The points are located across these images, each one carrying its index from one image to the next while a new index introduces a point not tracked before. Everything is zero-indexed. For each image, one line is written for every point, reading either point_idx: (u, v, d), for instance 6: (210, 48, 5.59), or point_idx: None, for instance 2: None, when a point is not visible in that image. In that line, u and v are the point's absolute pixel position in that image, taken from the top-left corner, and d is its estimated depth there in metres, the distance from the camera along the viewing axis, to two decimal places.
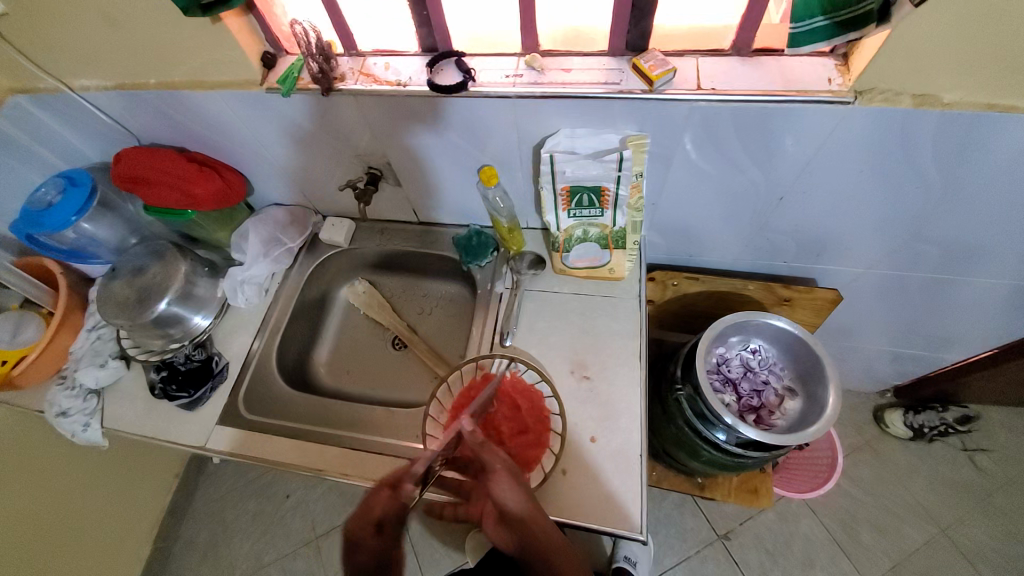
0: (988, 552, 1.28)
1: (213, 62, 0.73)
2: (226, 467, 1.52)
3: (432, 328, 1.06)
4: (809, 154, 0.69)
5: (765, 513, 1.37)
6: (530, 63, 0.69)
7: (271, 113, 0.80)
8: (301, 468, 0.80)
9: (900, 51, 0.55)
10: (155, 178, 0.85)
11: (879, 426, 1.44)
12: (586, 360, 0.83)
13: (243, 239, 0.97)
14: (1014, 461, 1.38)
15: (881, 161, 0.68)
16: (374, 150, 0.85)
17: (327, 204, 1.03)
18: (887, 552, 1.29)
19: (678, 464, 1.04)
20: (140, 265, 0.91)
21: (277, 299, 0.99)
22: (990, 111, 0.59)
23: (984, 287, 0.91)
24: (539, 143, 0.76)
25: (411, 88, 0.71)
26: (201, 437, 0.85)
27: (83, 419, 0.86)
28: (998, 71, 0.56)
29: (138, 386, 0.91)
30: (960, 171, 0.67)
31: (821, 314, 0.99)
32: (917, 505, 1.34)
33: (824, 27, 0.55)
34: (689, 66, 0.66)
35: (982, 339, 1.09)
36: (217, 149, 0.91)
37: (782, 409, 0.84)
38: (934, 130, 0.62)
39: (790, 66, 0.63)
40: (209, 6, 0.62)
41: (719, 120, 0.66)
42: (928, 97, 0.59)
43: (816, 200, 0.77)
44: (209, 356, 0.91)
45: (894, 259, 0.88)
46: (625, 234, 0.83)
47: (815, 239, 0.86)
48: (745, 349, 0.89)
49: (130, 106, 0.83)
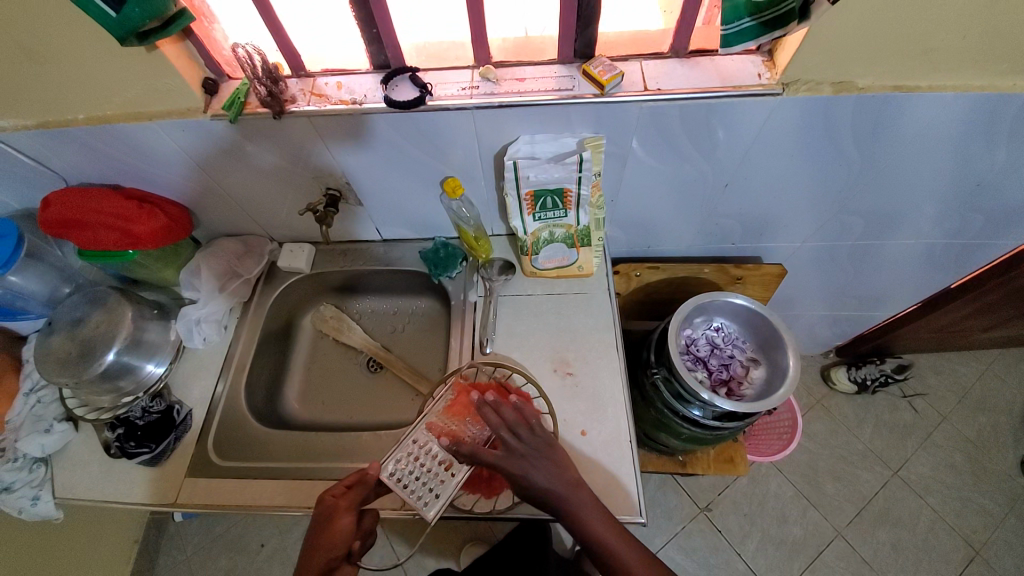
0: (933, 483, 1.43)
1: (153, 91, 0.70)
2: (191, 524, 1.42)
3: (406, 346, 1.05)
4: (749, 143, 0.75)
5: (739, 479, 1.45)
6: (484, 75, 0.71)
7: (220, 141, 0.77)
8: (290, 508, 0.76)
9: (820, 44, 0.63)
10: (90, 219, 0.78)
11: (828, 385, 1.57)
12: (567, 356, 0.85)
13: (194, 275, 0.93)
14: (944, 399, 1.55)
15: (810, 143, 0.75)
16: (333, 171, 0.84)
17: (283, 231, 1.00)
18: (850, 498, 1.41)
19: (659, 445, 1.08)
20: (78, 315, 0.84)
21: (239, 334, 0.94)
22: (897, 91, 0.68)
23: (903, 248, 1.03)
24: (499, 151, 0.79)
25: (367, 106, 0.71)
26: (169, 494, 0.79)
27: (31, 492, 0.79)
28: (898, 57, 0.64)
29: (90, 449, 0.83)
30: (876, 146, 0.76)
31: (769, 288, 1.07)
32: (869, 451, 1.48)
33: (751, 27, 0.60)
34: (634, 69, 0.70)
35: (905, 295, 1.22)
36: (157, 184, 0.86)
37: (749, 378, 0.90)
38: (853, 111, 0.70)
39: (723, 64, 0.69)
40: (146, 35, 0.60)
41: (668, 116, 0.71)
42: (845, 84, 0.68)
43: (757, 185, 0.84)
44: (169, 406, 0.85)
45: (826, 231, 0.98)
46: (589, 232, 0.86)
47: (760, 220, 0.94)
48: (709, 328, 0.96)
49: (55, 143, 0.77)
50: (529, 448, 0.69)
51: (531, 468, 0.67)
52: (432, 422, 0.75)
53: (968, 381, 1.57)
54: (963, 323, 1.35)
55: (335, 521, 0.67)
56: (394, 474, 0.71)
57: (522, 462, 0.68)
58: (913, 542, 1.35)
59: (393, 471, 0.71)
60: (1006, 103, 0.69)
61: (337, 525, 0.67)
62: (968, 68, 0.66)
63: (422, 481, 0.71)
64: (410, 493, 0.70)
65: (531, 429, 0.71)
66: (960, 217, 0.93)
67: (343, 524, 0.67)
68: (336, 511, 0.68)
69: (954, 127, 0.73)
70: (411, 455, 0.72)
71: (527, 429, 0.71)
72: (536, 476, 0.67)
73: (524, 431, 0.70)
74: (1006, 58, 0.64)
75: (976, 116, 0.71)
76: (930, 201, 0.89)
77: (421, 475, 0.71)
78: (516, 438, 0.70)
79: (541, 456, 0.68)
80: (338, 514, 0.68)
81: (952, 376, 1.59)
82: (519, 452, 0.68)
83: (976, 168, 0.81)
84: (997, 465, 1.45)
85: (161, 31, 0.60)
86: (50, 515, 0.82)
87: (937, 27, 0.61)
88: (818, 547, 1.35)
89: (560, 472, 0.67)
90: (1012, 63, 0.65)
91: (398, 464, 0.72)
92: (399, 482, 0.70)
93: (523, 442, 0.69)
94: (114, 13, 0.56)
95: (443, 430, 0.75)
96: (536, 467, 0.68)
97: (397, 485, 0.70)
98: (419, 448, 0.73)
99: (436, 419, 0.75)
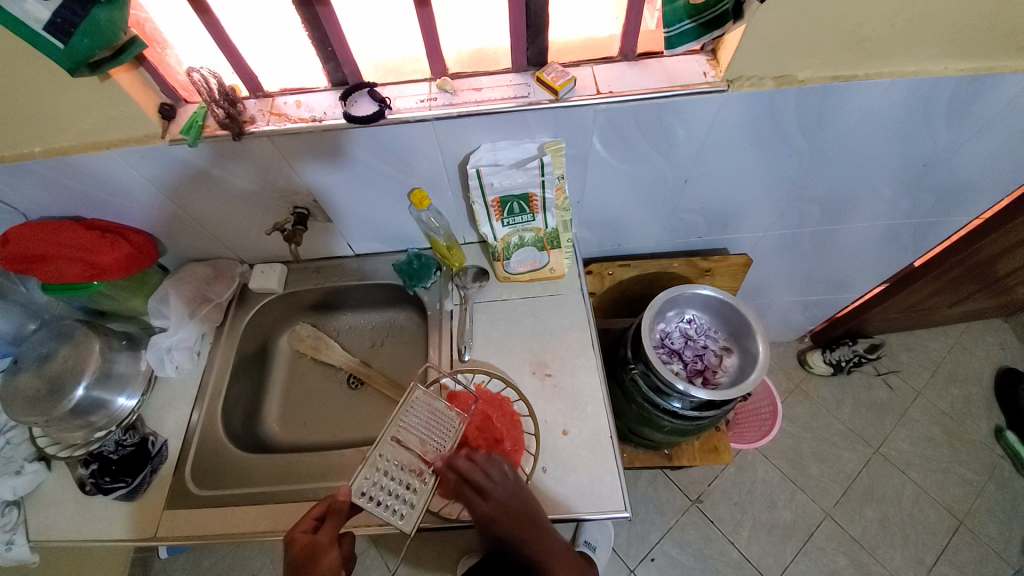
0: (914, 458, 1.47)
1: (110, 120, 0.70)
2: (176, 561, 1.38)
3: (386, 360, 1.05)
4: (702, 139, 0.78)
5: (727, 469, 1.47)
6: (441, 86, 0.72)
7: (181, 166, 0.77)
8: (272, 533, 0.75)
9: (758, 40, 0.66)
10: (52, 253, 0.77)
11: (806, 368, 1.61)
12: (544, 359, 0.86)
13: (163, 302, 0.91)
14: (917, 374, 1.60)
15: (761, 136, 0.79)
16: (300, 189, 0.84)
17: (253, 253, 1.00)
18: (835, 478, 1.44)
19: (644, 439, 1.09)
20: (44, 351, 0.82)
21: (212, 360, 0.93)
22: (835, 81, 0.71)
23: (862, 231, 1.07)
24: (463, 161, 0.80)
25: (328, 123, 0.71)
26: (149, 527, 0.77)
27: (4, 537, 0.76)
28: (834, 50, 0.68)
29: (65, 488, 0.81)
30: (823, 134, 0.80)
31: (737, 277, 1.11)
32: (850, 430, 1.51)
33: (691, 29, 0.63)
34: (586, 74, 0.73)
35: (871, 277, 1.27)
36: (119, 212, 0.85)
37: (723, 367, 0.93)
38: (798, 103, 0.74)
39: (670, 65, 0.72)
40: (98, 64, 0.60)
41: (622, 117, 0.73)
42: (787, 77, 0.71)
43: (715, 179, 0.87)
44: (144, 438, 0.84)
45: (786, 219, 1.01)
46: (558, 234, 0.88)
47: (721, 213, 0.97)
48: (682, 321, 0.98)
49: (13, 179, 0.76)
50: (504, 494, 0.69)
51: (508, 517, 0.68)
52: (397, 435, 0.73)
53: (939, 356, 1.63)
54: (929, 300, 1.40)
55: (322, 558, 0.64)
56: (364, 492, 0.68)
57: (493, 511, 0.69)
58: (900, 517, 1.39)
59: (362, 490, 0.68)
60: (940, 86, 0.73)
61: (325, 562, 0.63)
62: (899, 56, 0.69)
63: (396, 494, 0.69)
64: (383, 509, 0.67)
65: (505, 475, 0.71)
66: (912, 197, 0.97)
67: (331, 557, 0.64)
68: (319, 548, 0.64)
69: (895, 112, 0.77)
70: (379, 470, 0.70)
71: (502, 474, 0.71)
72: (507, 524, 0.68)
73: (500, 472, 0.71)
74: (935, 43, 0.68)
75: (914, 100, 0.75)
76: (883, 184, 0.93)
77: (393, 488, 0.69)
78: (494, 484, 0.70)
79: (512, 504, 0.69)
80: (323, 550, 0.64)
81: (923, 351, 1.64)
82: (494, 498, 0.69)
83: (921, 149, 0.85)
84: (973, 436, 1.50)
85: (112, 60, 0.60)
86: (25, 559, 0.79)
87: (866, 19, 0.64)
88: (808, 529, 1.38)
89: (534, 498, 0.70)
90: (940, 49, 0.69)
91: (368, 483, 0.69)
92: (371, 501, 0.68)
93: (500, 484, 0.70)
94: (62, 45, 0.56)
95: (410, 441, 0.73)
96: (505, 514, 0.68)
97: (370, 504, 0.68)
98: (387, 463, 0.71)
99: (400, 430, 0.73)
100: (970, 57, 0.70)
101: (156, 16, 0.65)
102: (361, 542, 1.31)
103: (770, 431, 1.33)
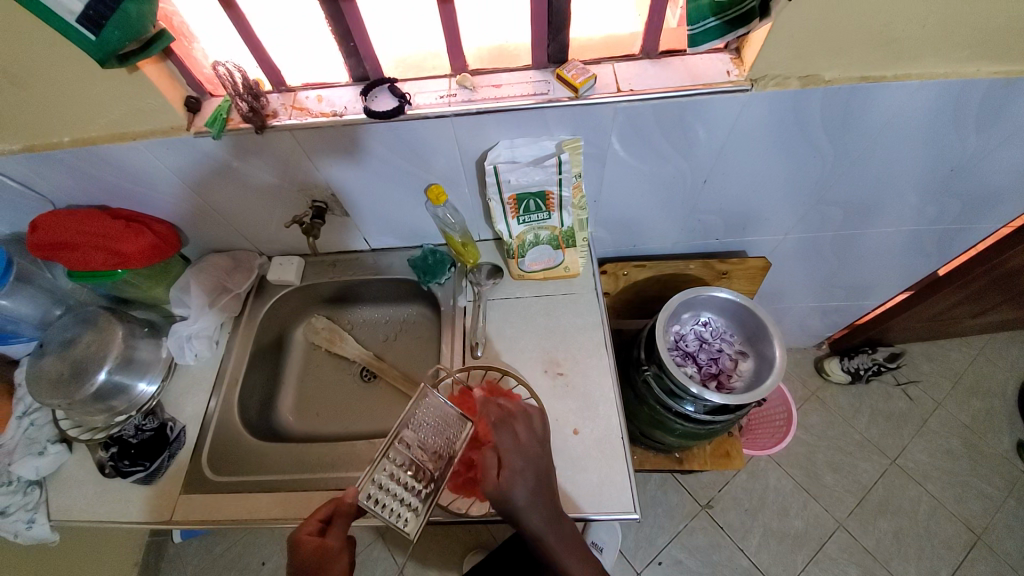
0: (933, 470, 1.43)
1: (137, 111, 0.72)
2: (190, 546, 1.40)
3: (398, 354, 1.06)
4: (722, 139, 0.77)
5: (738, 475, 1.45)
6: (461, 83, 0.72)
7: (203, 158, 0.79)
8: (283, 521, 0.76)
9: (782, 39, 0.65)
10: (79, 241, 0.79)
11: (823, 376, 1.58)
12: (557, 357, 0.86)
13: (184, 292, 0.93)
14: (938, 385, 1.56)
15: (784, 136, 0.77)
16: (319, 183, 0.85)
17: (272, 245, 1.01)
18: (850, 489, 1.41)
19: (655, 442, 1.08)
20: (69, 336, 0.84)
21: (229, 350, 0.95)
22: (863, 82, 0.70)
23: (886, 236, 1.04)
24: (480, 157, 0.80)
25: (348, 117, 0.72)
26: (164, 511, 0.79)
27: (26, 515, 0.78)
28: (861, 50, 0.66)
29: (84, 470, 0.83)
30: (848, 136, 0.78)
31: (755, 281, 1.09)
32: (867, 441, 1.48)
33: (715, 26, 0.62)
34: (607, 72, 0.72)
35: (893, 284, 1.24)
36: (142, 202, 0.87)
37: (738, 371, 0.92)
38: (824, 103, 0.72)
39: (692, 64, 0.71)
40: (126, 56, 0.62)
41: (642, 115, 0.72)
42: (811, 77, 0.69)
43: (734, 180, 0.86)
44: (162, 423, 0.85)
45: (807, 222, 0.99)
46: (574, 233, 0.87)
47: (740, 215, 0.96)
48: (697, 323, 0.97)
49: (44, 167, 0.78)
50: (529, 451, 0.67)
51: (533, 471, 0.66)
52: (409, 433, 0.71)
53: (961, 367, 1.59)
54: (953, 310, 1.37)
55: (334, 564, 0.63)
56: (370, 495, 0.66)
57: (516, 468, 0.64)
58: (916, 531, 1.35)
59: (369, 491, 0.67)
60: (971, 88, 0.71)
61: (336, 568, 0.63)
62: (929, 57, 0.68)
63: (400, 499, 0.68)
64: (388, 512, 0.66)
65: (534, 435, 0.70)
66: (939, 203, 0.94)
67: (341, 564, 0.63)
68: (330, 555, 0.63)
69: (923, 115, 0.75)
70: (387, 471, 0.69)
71: (537, 429, 0.70)
72: (526, 487, 0.64)
73: (533, 427, 0.70)
74: (967, 44, 0.66)
75: (943, 103, 0.73)
76: (908, 190, 0.91)
77: (399, 492, 0.68)
78: (524, 436, 0.68)
79: (535, 466, 0.66)
80: (334, 555, 0.63)
81: (946, 362, 1.60)
82: (522, 452, 0.66)
83: (949, 154, 0.82)
84: (995, 450, 1.46)
85: (141, 51, 0.62)
86: (46, 537, 0.81)
87: (896, 18, 0.63)
88: (820, 539, 1.35)
89: (542, 492, 0.65)
90: (972, 50, 0.67)
91: (376, 486, 0.68)
92: (377, 505, 0.66)
93: (528, 441, 0.68)
94: (93, 36, 0.57)
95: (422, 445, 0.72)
96: (526, 477, 0.65)
97: (375, 506, 0.66)
98: (395, 465, 0.70)
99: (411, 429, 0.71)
100: (1003, 59, 0.68)
101: (183, 9, 0.66)
102: (369, 534, 1.32)
103: (786, 439, 1.30)
